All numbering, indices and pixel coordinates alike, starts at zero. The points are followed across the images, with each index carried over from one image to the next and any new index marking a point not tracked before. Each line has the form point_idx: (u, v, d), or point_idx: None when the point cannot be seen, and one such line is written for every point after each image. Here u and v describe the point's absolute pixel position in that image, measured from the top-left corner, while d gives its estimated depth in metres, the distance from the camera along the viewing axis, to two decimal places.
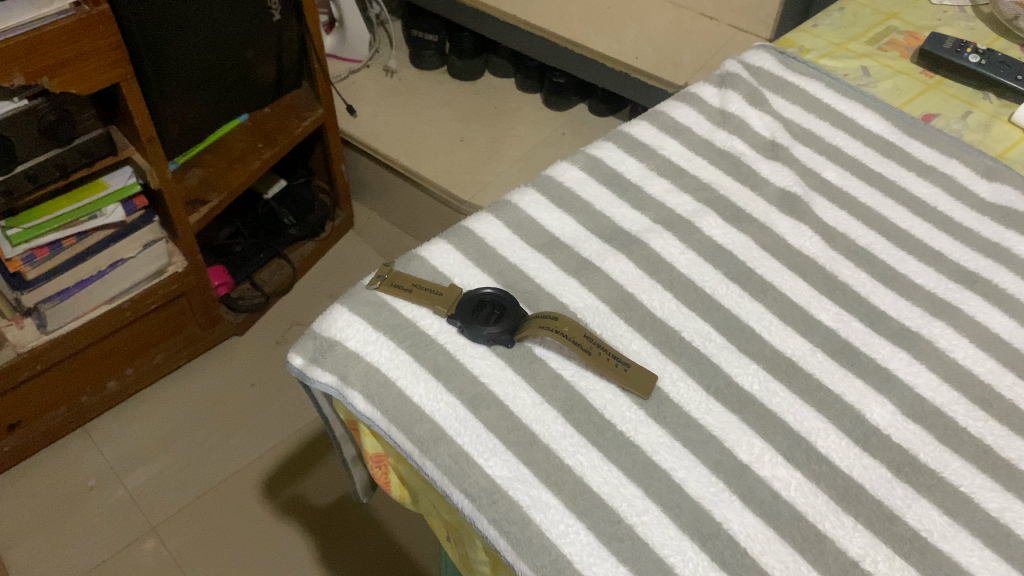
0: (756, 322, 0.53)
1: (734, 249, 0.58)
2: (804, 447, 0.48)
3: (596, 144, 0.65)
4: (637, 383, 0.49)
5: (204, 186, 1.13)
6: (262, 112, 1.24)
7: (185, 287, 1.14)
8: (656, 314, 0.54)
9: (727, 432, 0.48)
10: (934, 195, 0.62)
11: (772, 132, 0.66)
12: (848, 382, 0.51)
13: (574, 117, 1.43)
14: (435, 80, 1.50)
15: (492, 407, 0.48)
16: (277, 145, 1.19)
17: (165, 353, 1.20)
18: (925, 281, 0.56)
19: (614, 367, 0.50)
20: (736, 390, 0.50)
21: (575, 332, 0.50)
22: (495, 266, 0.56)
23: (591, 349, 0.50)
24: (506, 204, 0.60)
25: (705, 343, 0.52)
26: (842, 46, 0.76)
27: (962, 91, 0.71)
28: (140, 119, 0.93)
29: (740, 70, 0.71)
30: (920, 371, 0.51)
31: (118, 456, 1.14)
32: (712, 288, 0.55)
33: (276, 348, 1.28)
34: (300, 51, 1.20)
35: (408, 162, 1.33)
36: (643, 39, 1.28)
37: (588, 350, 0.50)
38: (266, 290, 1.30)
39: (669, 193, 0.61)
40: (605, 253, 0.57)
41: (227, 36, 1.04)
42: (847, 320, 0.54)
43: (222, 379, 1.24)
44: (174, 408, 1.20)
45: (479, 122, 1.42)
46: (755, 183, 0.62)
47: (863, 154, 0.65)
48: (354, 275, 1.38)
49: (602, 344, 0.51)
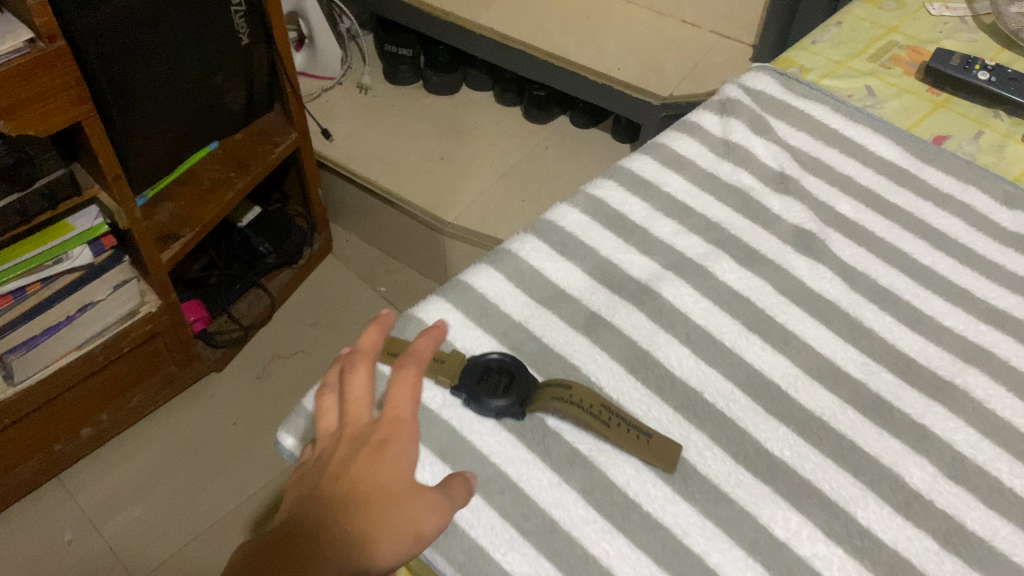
0: (781, 378, 0.50)
1: (751, 295, 0.54)
2: (843, 519, 0.44)
3: (596, 182, 0.61)
4: (662, 455, 0.46)
5: (176, 221, 1.07)
6: (233, 138, 1.19)
7: (159, 327, 1.09)
8: (674, 373, 0.50)
9: (760, 507, 0.45)
10: (954, 226, 0.59)
11: (780, 162, 0.62)
12: (883, 442, 0.47)
13: (555, 131, 1.39)
14: (410, 95, 1.45)
15: (506, 492, 0.44)
16: (250, 174, 1.14)
17: (141, 396, 1.15)
18: (953, 323, 0.53)
19: (635, 439, 0.46)
20: (767, 457, 0.46)
21: (591, 403, 0.47)
22: (498, 326, 0.52)
23: (610, 420, 0.46)
24: (504, 253, 0.56)
25: (730, 405, 0.49)
26: (844, 64, 0.72)
27: (971, 110, 0.68)
28: (104, 157, 0.88)
29: (741, 95, 0.68)
30: (958, 426, 0.48)
31: (96, 505, 1.09)
32: (732, 341, 0.52)
33: (257, 384, 1.23)
34: (270, 74, 1.15)
35: (387, 184, 1.28)
36: (624, 49, 1.24)
37: (606, 422, 0.46)
38: (243, 323, 1.25)
39: (678, 234, 0.57)
40: (615, 305, 0.53)
41: (193, 63, 0.98)
42: (876, 371, 0.50)
43: (202, 418, 1.19)
44: (153, 451, 1.15)
45: (459, 138, 1.37)
46: (767, 221, 0.59)
47: (876, 183, 0.61)
48: (335, 303, 1.34)
49: (622, 413, 0.47)
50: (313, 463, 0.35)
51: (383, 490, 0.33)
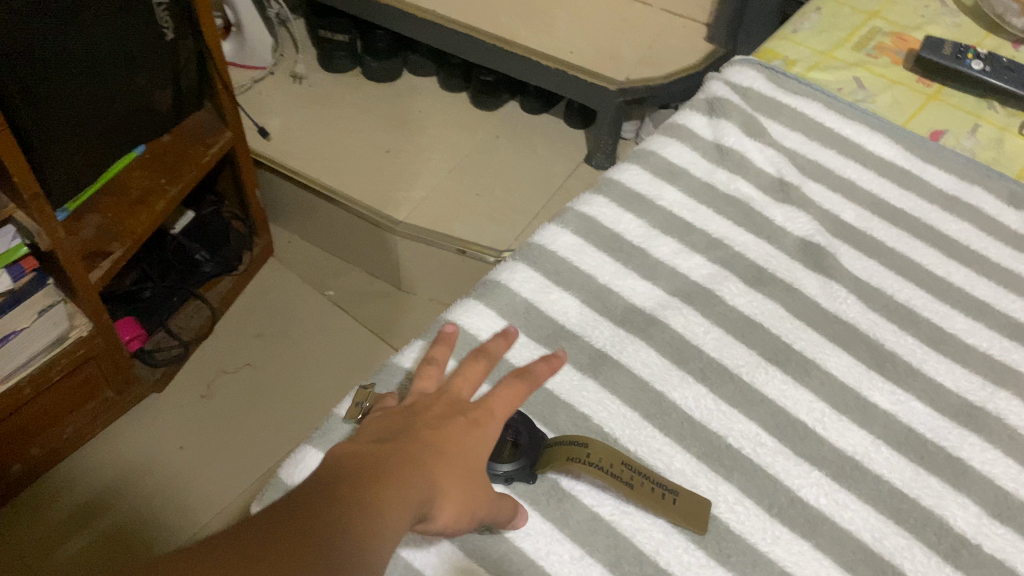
0: (807, 415, 0.46)
1: (765, 320, 0.50)
2: (891, 574, 0.41)
3: (584, 198, 0.56)
4: (691, 515, 0.41)
5: (104, 236, 0.98)
6: (161, 140, 1.10)
7: (92, 351, 1.00)
8: (694, 416, 0.45)
9: (802, 566, 0.41)
10: (964, 232, 0.55)
11: (777, 167, 0.58)
12: (922, 482, 0.44)
13: (505, 118, 1.33)
14: (349, 84, 1.37)
15: (524, 571, 0.39)
16: (183, 180, 1.06)
17: (76, 425, 1.06)
18: (977, 341, 0.50)
19: (663, 500, 0.42)
20: (803, 508, 0.43)
21: (610, 462, 0.42)
22: (496, 372, 0.47)
23: (632, 480, 0.42)
24: (494, 286, 0.51)
25: (757, 450, 0.44)
26: (829, 55, 0.68)
27: (964, 102, 0.65)
28: (18, 172, 0.78)
29: (729, 93, 0.63)
30: (996, 458, 0.45)
31: (33, 546, 1.00)
32: (750, 375, 0.47)
33: (203, 403, 1.15)
34: (199, 69, 1.06)
35: (331, 182, 1.20)
36: (576, 32, 1.18)
37: (629, 482, 0.41)
38: (183, 338, 1.17)
39: (679, 254, 0.53)
40: (621, 341, 0.48)
41: (113, 63, 0.89)
42: (905, 401, 0.47)
43: (144, 444, 1.10)
44: (93, 482, 1.06)
45: (404, 129, 1.30)
46: (772, 234, 0.54)
47: (879, 187, 0.58)
48: (281, 310, 1.26)
49: (642, 470, 0.42)
50: (405, 414, 0.41)
51: (465, 463, 0.38)
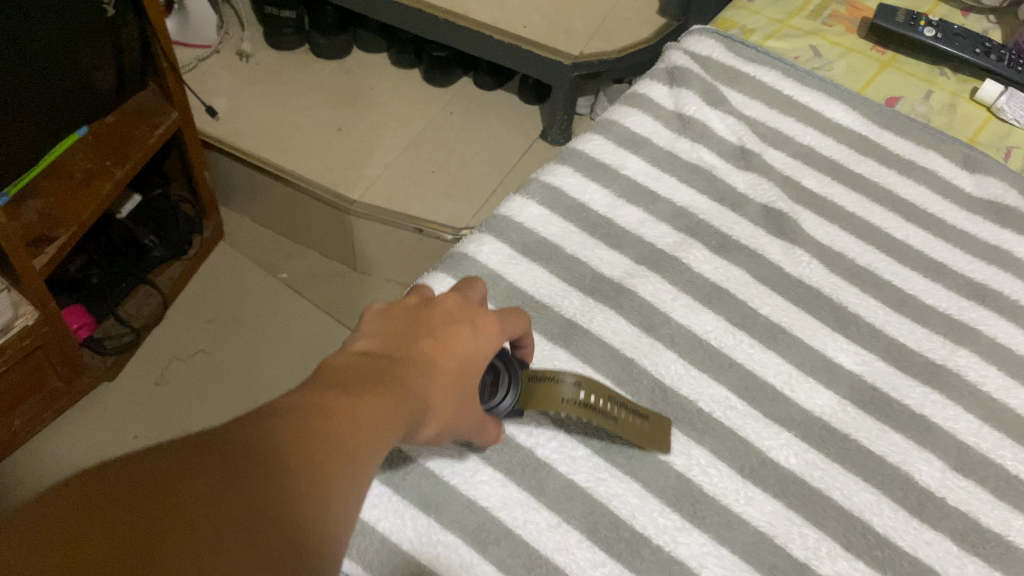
0: (775, 378, 0.46)
1: (731, 286, 0.50)
2: (860, 529, 0.42)
3: (549, 168, 0.56)
4: (655, 435, 0.43)
5: (47, 221, 0.95)
6: (104, 121, 1.06)
7: (38, 341, 0.97)
8: (665, 382, 0.46)
9: (775, 526, 0.41)
10: (921, 195, 0.56)
11: (738, 135, 0.59)
12: (888, 440, 0.45)
13: (459, 94, 1.32)
14: (297, 61, 1.34)
15: (503, 541, 0.39)
16: (129, 162, 1.03)
17: (24, 417, 1.02)
18: (936, 301, 0.51)
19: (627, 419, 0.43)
20: (774, 469, 0.43)
21: (601, 401, 0.42)
22: None
23: (621, 415, 0.42)
24: (460, 258, 0.50)
25: (728, 414, 0.45)
26: (785, 23, 0.69)
27: (917, 68, 0.66)
28: None
29: (689, 61, 0.63)
30: (958, 414, 0.46)
31: None
32: (719, 340, 0.48)
33: (157, 390, 1.12)
34: (142, 47, 1.02)
35: (282, 162, 1.18)
36: (528, 6, 1.17)
37: (619, 418, 0.42)
38: (134, 325, 1.14)
39: (644, 223, 0.53)
40: (590, 310, 0.48)
41: (53, 40, 0.86)
42: (869, 361, 0.48)
43: (97, 434, 1.08)
44: (43, 475, 1.03)
45: (356, 107, 1.28)
46: (735, 202, 0.55)
47: (838, 152, 0.58)
48: (234, 293, 1.24)
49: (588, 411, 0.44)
50: (399, 317, 0.37)
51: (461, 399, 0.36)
